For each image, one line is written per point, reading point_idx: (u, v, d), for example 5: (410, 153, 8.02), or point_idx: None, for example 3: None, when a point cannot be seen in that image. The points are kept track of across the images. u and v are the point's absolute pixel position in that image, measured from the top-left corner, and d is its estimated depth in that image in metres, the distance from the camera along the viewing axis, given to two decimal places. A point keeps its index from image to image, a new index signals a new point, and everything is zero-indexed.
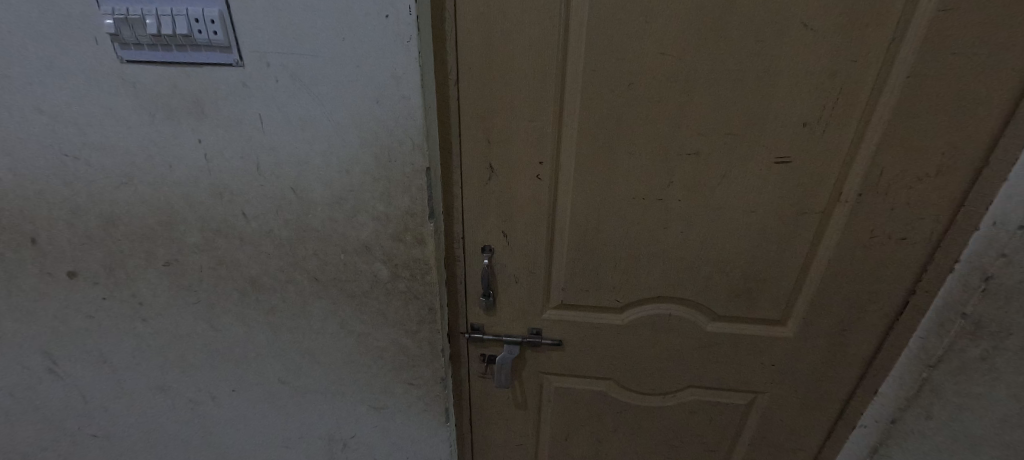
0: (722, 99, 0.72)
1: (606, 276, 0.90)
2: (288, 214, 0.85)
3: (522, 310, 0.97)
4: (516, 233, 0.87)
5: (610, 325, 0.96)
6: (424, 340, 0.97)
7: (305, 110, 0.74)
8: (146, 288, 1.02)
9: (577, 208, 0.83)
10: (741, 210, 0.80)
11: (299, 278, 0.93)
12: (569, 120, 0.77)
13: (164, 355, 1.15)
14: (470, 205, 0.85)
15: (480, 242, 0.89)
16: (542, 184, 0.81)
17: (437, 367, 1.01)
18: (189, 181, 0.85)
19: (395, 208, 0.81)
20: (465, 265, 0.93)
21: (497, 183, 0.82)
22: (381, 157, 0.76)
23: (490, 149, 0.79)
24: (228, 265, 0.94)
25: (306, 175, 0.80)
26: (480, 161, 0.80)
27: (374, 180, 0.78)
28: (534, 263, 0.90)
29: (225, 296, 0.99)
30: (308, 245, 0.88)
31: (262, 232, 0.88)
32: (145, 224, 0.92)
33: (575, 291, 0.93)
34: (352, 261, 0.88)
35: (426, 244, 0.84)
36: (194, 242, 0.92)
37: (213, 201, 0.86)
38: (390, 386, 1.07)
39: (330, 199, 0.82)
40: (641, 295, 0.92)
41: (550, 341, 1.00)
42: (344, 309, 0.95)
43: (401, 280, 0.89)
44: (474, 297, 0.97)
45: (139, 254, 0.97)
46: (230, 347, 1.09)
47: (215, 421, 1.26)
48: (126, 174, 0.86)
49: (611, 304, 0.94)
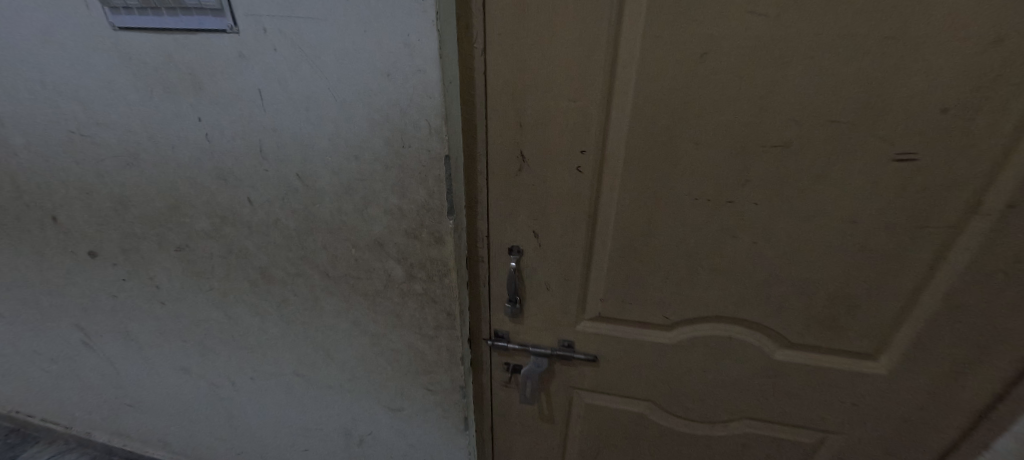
0: (826, 75, 0.55)
1: (655, 289, 0.76)
2: (296, 203, 0.76)
3: (552, 319, 0.85)
4: (549, 233, 0.74)
5: (655, 343, 0.83)
6: (442, 347, 0.87)
7: (307, 85, 0.63)
8: (162, 273, 0.99)
9: (625, 208, 0.69)
10: (837, 219, 0.63)
11: (309, 272, 0.85)
12: (621, 100, 0.62)
13: (184, 338, 1.13)
14: (496, 199, 0.72)
15: (507, 241, 0.77)
16: (583, 177, 0.67)
17: (455, 374, 0.91)
18: (192, 163, 0.77)
19: (409, 202, 0.69)
20: (489, 266, 0.81)
21: (528, 174, 0.69)
22: (393, 142, 0.64)
23: (522, 134, 0.66)
24: (238, 253, 0.88)
25: (311, 161, 0.70)
26: (510, 147, 0.67)
27: (386, 168, 0.67)
28: (569, 268, 0.77)
29: (237, 285, 0.94)
30: (316, 238, 0.79)
31: (269, 221, 0.80)
32: (154, 206, 0.87)
33: (615, 303, 0.80)
34: (363, 257, 0.79)
35: (444, 243, 0.72)
36: (203, 228, 0.86)
37: (218, 186, 0.79)
38: (407, 390, 0.99)
39: (338, 188, 0.72)
40: (695, 312, 0.77)
41: (583, 355, 0.88)
42: (357, 307, 0.87)
43: (417, 280, 0.78)
44: (499, 302, 0.86)
45: (151, 239, 0.93)
46: (245, 336, 1.05)
47: (237, 405, 1.25)
48: (131, 153, 0.80)
49: (659, 319, 0.80)
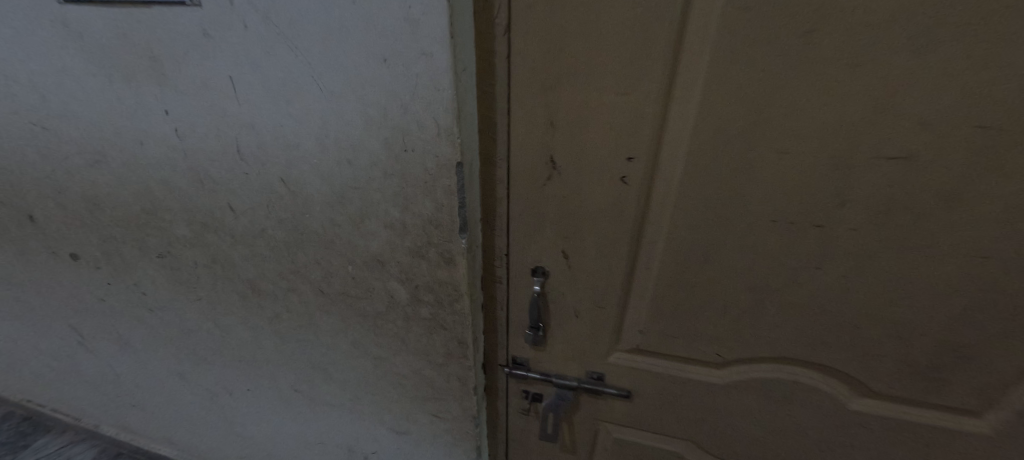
0: (979, 63, 0.40)
1: (708, 323, 0.63)
2: (282, 212, 0.65)
3: (580, 348, 0.73)
4: (581, 254, 0.61)
5: (702, 382, 0.70)
6: (452, 375, 0.76)
7: (287, 73, 0.51)
8: (147, 279, 0.90)
9: (679, 228, 0.56)
10: (962, 252, 0.49)
11: (301, 288, 0.74)
12: (686, 95, 0.47)
13: (177, 346, 1.05)
14: (518, 212, 0.60)
15: (530, 261, 0.64)
16: (628, 190, 0.54)
17: (467, 404, 0.80)
18: (163, 163, 0.67)
19: (413, 216, 0.57)
20: (508, 288, 0.69)
21: (559, 185, 0.56)
22: (392, 144, 0.52)
23: (553, 135, 0.52)
24: (223, 264, 0.77)
25: (296, 164, 0.58)
26: (537, 152, 0.54)
27: (385, 175, 0.55)
28: (604, 294, 0.65)
29: (225, 297, 0.84)
30: (307, 252, 0.68)
31: (253, 231, 0.69)
32: (129, 209, 0.77)
33: (658, 336, 0.67)
34: (361, 276, 0.68)
35: (455, 265, 0.60)
36: (184, 235, 0.76)
37: (194, 190, 0.68)
38: (413, 414, 0.89)
39: (329, 197, 0.60)
40: (756, 352, 0.64)
41: (615, 390, 0.76)
42: (356, 328, 0.76)
43: (423, 304, 0.67)
44: (519, 327, 0.74)
45: (131, 243, 0.84)
46: (238, 349, 0.95)
47: (236, 413, 1.18)
48: (97, 150, 0.70)
49: (709, 356, 0.67)
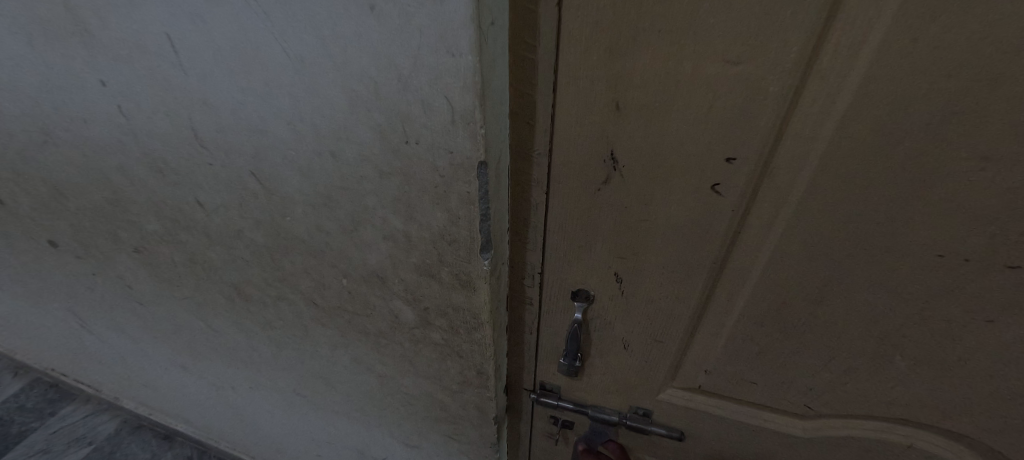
0: None
1: (802, 370, 0.48)
2: (259, 212, 0.51)
3: (625, 382, 0.59)
4: (639, 279, 0.47)
5: (778, 433, 0.56)
6: (470, 405, 0.64)
7: (238, 30, 0.36)
8: (128, 273, 0.80)
9: (787, 254, 0.40)
10: None
11: (292, 297, 0.62)
12: (843, 67, 0.30)
13: (172, 341, 0.97)
14: (559, 223, 0.45)
15: (570, 282, 0.50)
16: (720, 203, 0.38)
17: (486, 432, 0.69)
18: (116, 147, 0.54)
19: (419, 227, 0.43)
20: (540, 311, 0.55)
21: (619, 191, 0.40)
22: (386, 133, 0.37)
23: (617, 123, 0.36)
24: (203, 265, 0.66)
25: (267, 155, 0.44)
26: (591, 145, 0.38)
27: (379, 174, 0.40)
28: (664, 326, 0.50)
29: (212, 298, 0.73)
30: (293, 259, 0.55)
31: (229, 231, 0.57)
32: (93, 198, 0.66)
33: (728, 377, 0.53)
34: (359, 291, 0.55)
35: (474, 291, 0.46)
36: (155, 230, 0.65)
37: (155, 181, 0.55)
38: (425, 434, 0.78)
39: (312, 198, 0.46)
40: (862, 408, 0.49)
41: (664, 430, 0.63)
42: (357, 344, 0.65)
43: (434, 329, 0.54)
44: (550, 355, 0.60)
45: (104, 235, 0.73)
46: (234, 350, 0.86)
47: (240, 409, 1.09)
48: (44, 129, 0.58)
49: (794, 406, 0.52)
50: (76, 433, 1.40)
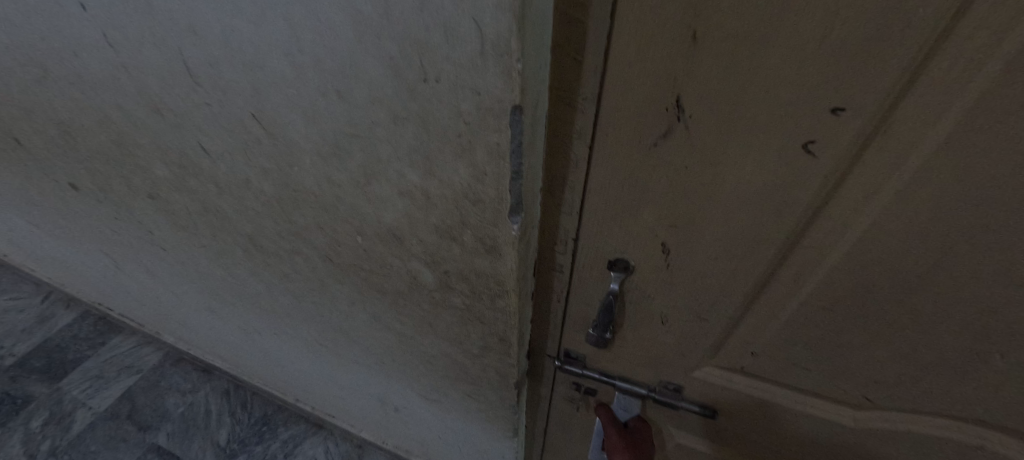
0: None
1: (869, 359, 0.42)
2: (264, 160, 0.47)
3: (658, 357, 0.55)
4: (690, 250, 0.41)
5: (824, 420, 0.51)
6: (490, 369, 0.61)
7: None
8: (147, 218, 0.78)
9: (884, 229, 0.33)
10: None
11: (306, 251, 0.59)
12: None
13: (198, 286, 0.98)
14: (601, 183, 0.38)
15: (608, 250, 0.44)
16: (810, 166, 0.31)
17: (506, 395, 0.67)
18: (112, 83, 0.50)
19: (439, 183, 0.37)
20: (570, 279, 0.50)
21: (681, 147, 0.33)
22: (400, 68, 0.30)
23: (690, 60, 0.28)
24: (216, 213, 0.63)
25: (266, 94, 0.39)
26: (653, 89, 0.31)
27: (393, 119, 0.34)
28: (712, 304, 0.45)
29: (228, 247, 0.71)
30: (304, 212, 0.51)
31: (237, 180, 0.53)
32: (100, 141, 0.62)
33: (778, 360, 0.48)
34: (374, 250, 0.50)
35: (500, 257, 0.41)
36: (164, 176, 0.61)
37: (157, 122, 0.51)
38: (444, 391, 0.77)
39: (319, 146, 0.41)
40: (932, 405, 0.43)
41: (696, 407, 0.59)
42: (374, 302, 0.62)
43: (454, 293, 0.50)
44: (578, 324, 0.56)
45: (117, 179, 0.71)
46: (255, 298, 0.85)
47: (267, 352, 1.12)
48: (38, 62, 0.54)
49: (848, 395, 0.47)
50: (125, 362, 1.49)
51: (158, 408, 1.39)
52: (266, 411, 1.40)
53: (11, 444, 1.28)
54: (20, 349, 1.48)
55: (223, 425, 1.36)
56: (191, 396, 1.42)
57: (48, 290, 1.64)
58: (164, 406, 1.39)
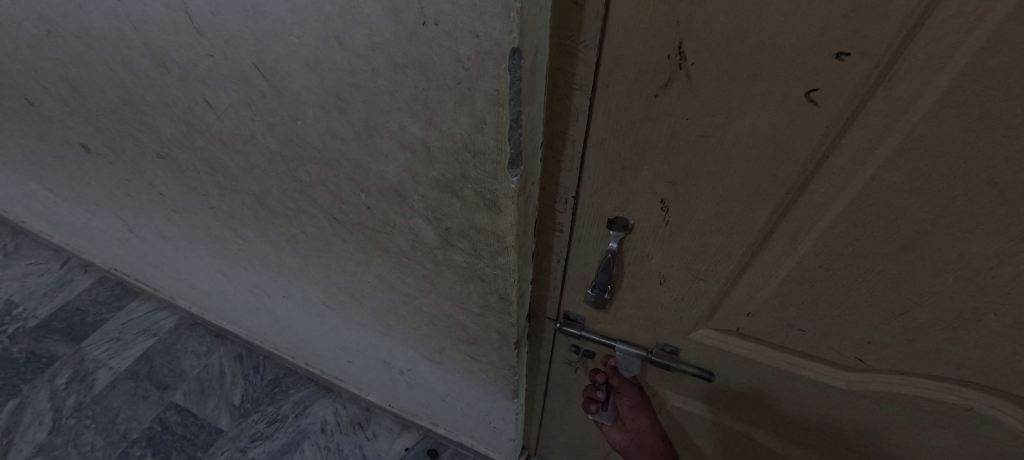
0: None
1: (864, 320, 0.43)
2: (269, 114, 0.47)
3: (655, 318, 0.56)
4: (689, 208, 0.41)
5: (817, 382, 0.52)
6: (491, 329, 0.63)
7: None
8: (158, 180, 0.80)
9: (885, 183, 0.33)
10: None
11: (311, 210, 0.60)
12: None
13: (208, 249, 1.00)
14: (602, 138, 0.38)
15: (607, 208, 0.44)
16: (812, 116, 0.31)
17: (506, 356, 0.68)
18: (117, 36, 0.50)
19: (440, 135, 0.37)
20: (571, 239, 0.50)
21: (683, 98, 0.33)
22: (400, 11, 0.30)
23: (693, 3, 0.28)
24: (223, 172, 0.64)
25: (269, 43, 0.39)
26: (656, 35, 0.30)
27: (393, 67, 0.34)
28: (709, 264, 0.45)
29: (236, 207, 0.72)
30: (309, 169, 0.52)
31: (243, 136, 0.53)
32: (109, 98, 0.63)
33: (773, 321, 0.48)
34: (378, 208, 0.51)
35: (500, 212, 0.41)
36: (172, 134, 0.62)
37: (164, 77, 0.52)
38: (446, 353, 0.79)
39: (322, 98, 0.41)
40: (924, 366, 0.44)
41: (694, 370, 0.60)
42: (378, 261, 0.63)
43: (455, 250, 0.51)
44: (577, 285, 0.57)
45: (127, 139, 0.72)
46: (264, 260, 0.87)
47: (277, 316, 1.15)
48: (44, 15, 0.54)
49: (841, 357, 0.48)
50: (142, 326, 1.54)
51: (175, 369, 1.44)
52: (278, 374, 1.45)
53: (38, 399, 1.35)
54: (43, 311, 1.54)
55: (237, 387, 1.42)
56: (206, 359, 1.47)
57: (66, 256, 1.69)
58: (181, 367, 1.45)
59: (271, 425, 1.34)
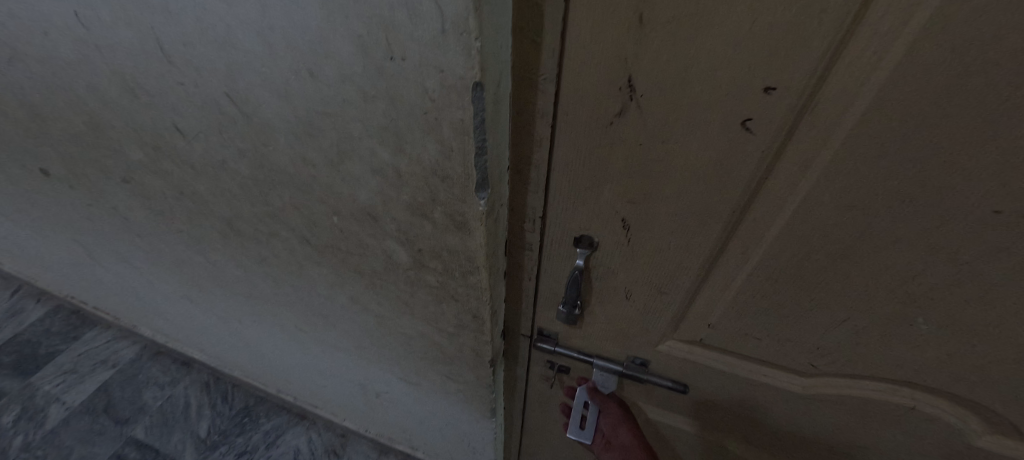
0: None
1: (812, 327, 0.46)
2: (240, 141, 0.48)
3: (625, 332, 0.58)
4: (648, 226, 0.43)
5: (777, 387, 0.55)
6: (466, 348, 0.63)
7: None
8: (123, 205, 0.78)
9: (816, 202, 0.36)
10: None
11: (284, 233, 0.60)
12: None
13: (174, 274, 0.97)
14: (565, 162, 0.41)
15: (573, 227, 0.47)
16: (748, 143, 0.34)
17: (481, 375, 0.69)
18: (84, 64, 0.50)
19: (410, 162, 0.39)
20: (540, 258, 0.52)
21: (635, 125, 0.36)
22: (368, 47, 0.32)
23: (639, 42, 0.31)
24: (192, 197, 0.63)
25: (241, 74, 0.40)
26: (608, 70, 0.33)
27: (362, 97, 0.35)
28: (670, 278, 0.48)
29: (206, 232, 0.71)
30: (281, 194, 0.52)
31: (214, 162, 0.53)
32: (73, 124, 0.62)
33: (733, 331, 0.51)
34: (351, 230, 0.52)
35: (470, 233, 0.43)
36: (140, 160, 0.62)
37: (132, 104, 0.52)
38: (423, 373, 0.79)
39: (294, 126, 0.42)
40: (870, 369, 0.47)
41: (667, 382, 0.62)
42: (352, 284, 0.63)
43: (428, 271, 0.52)
44: (549, 301, 0.58)
45: (92, 164, 0.70)
46: (234, 285, 0.85)
47: (248, 342, 1.12)
48: (7, 42, 0.54)
49: (796, 362, 0.51)
50: (100, 357, 1.46)
51: (135, 401, 1.37)
52: (248, 403, 1.39)
53: None
54: None
55: (203, 418, 1.35)
56: (171, 389, 1.41)
57: (19, 285, 1.60)
58: (142, 399, 1.38)
59: (240, 457, 1.28)
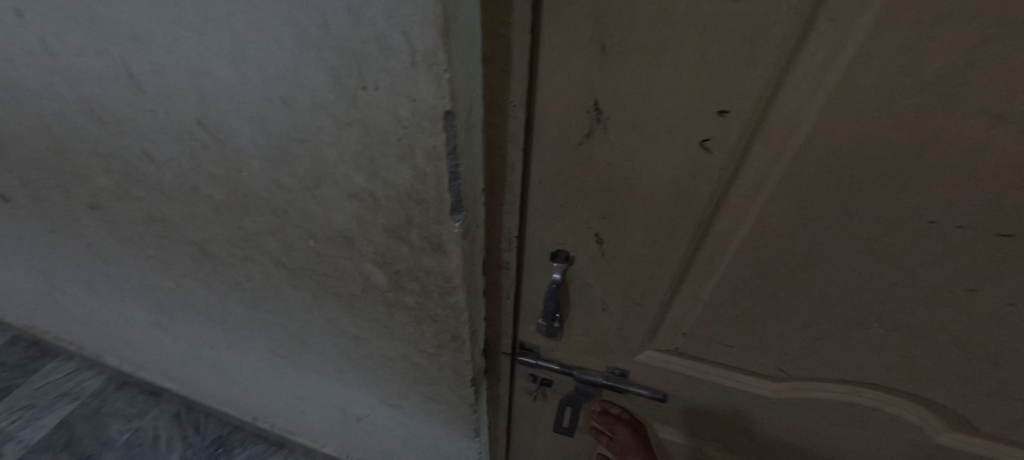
0: None
1: (779, 335, 0.48)
2: (213, 166, 0.47)
3: (604, 345, 0.59)
4: (620, 241, 0.45)
5: (750, 394, 0.56)
6: (446, 368, 0.63)
7: None
8: (88, 232, 0.76)
9: (774, 215, 0.38)
10: None
11: (258, 257, 0.59)
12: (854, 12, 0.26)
13: (143, 300, 0.94)
14: (538, 180, 0.42)
15: (548, 243, 0.48)
16: (708, 161, 0.36)
17: (463, 394, 0.68)
18: (49, 90, 0.49)
19: (385, 185, 0.39)
20: (518, 275, 0.53)
21: (602, 146, 0.37)
22: (340, 78, 0.32)
23: (602, 69, 0.32)
24: (162, 221, 0.62)
25: (213, 101, 0.40)
26: (575, 94, 0.35)
27: (336, 124, 0.36)
28: (643, 291, 0.49)
29: (177, 256, 0.70)
30: (255, 217, 0.52)
31: (185, 187, 0.53)
32: (37, 150, 0.61)
33: (706, 341, 0.53)
34: (327, 253, 0.52)
35: (446, 254, 0.43)
36: (108, 185, 0.60)
37: (100, 130, 0.51)
38: (404, 395, 0.78)
39: (268, 151, 0.42)
40: (835, 373, 0.49)
41: (647, 392, 0.63)
42: (329, 306, 0.62)
43: (406, 292, 0.52)
44: (528, 316, 0.59)
45: (56, 191, 0.68)
46: (207, 310, 0.83)
47: (221, 368, 1.08)
48: None
49: (766, 368, 0.53)
50: (61, 389, 1.38)
51: (99, 436, 1.30)
52: (222, 432, 1.34)
53: None
54: None
55: (173, 451, 1.29)
56: (138, 422, 1.34)
57: None
58: (107, 433, 1.31)
59: None
